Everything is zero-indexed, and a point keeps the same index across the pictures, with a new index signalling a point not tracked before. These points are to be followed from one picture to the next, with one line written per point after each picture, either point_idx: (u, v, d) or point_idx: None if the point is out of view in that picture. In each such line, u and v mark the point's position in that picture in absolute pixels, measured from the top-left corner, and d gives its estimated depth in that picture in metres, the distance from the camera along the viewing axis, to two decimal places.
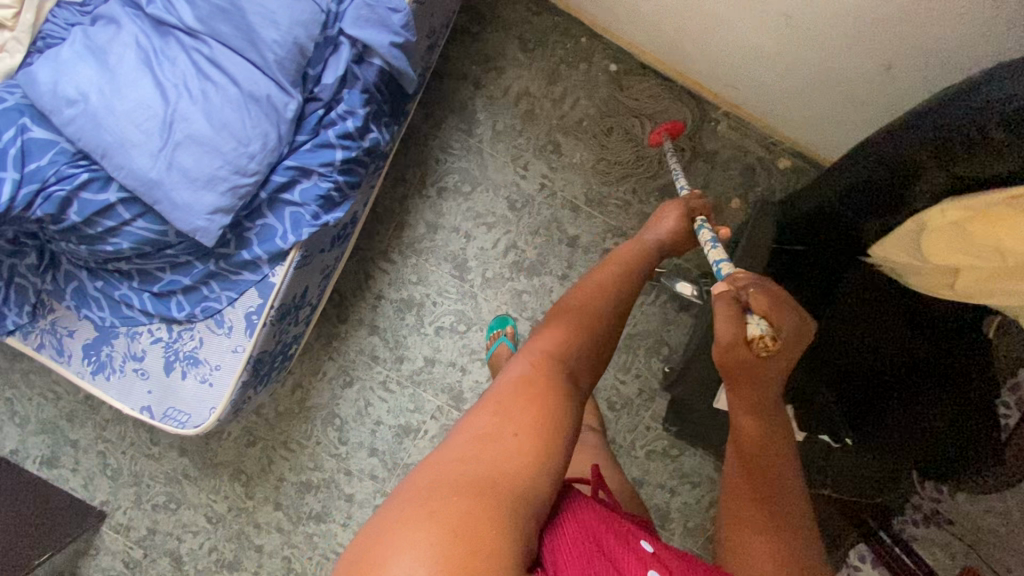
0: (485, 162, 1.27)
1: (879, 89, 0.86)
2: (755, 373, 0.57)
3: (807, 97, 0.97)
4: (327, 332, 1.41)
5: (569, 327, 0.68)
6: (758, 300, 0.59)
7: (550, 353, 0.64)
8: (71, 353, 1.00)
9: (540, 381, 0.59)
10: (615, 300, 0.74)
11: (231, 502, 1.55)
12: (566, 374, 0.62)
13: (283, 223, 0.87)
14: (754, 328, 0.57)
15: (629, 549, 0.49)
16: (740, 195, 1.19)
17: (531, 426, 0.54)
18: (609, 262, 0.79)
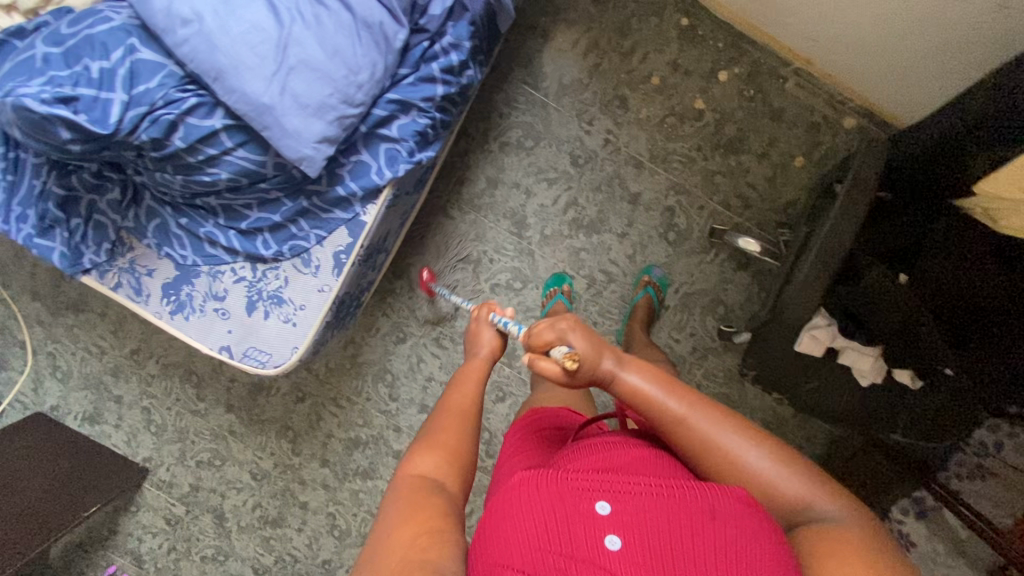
0: (549, 117, 1.27)
1: (982, 34, 0.87)
2: (591, 365, 0.67)
3: (898, 49, 0.98)
4: (381, 287, 1.41)
5: (434, 444, 0.69)
6: (548, 331, 0.70)
7: (418, 480, 0.64)
8: (149, 293, 0.99)
9: (410, 507, 0.60)
10: (473, 411, 0.75)
11: (277, 459, 1.55)
12: (430, 496, 0.62)
13: (378, 159, 0.87)
14: (558, 353, 0.68)
15: (581, 530, 0.50)
16: (804, 154, 1.21)
17: (417, 541, 0.56)
18: (462, 376, 0.81)
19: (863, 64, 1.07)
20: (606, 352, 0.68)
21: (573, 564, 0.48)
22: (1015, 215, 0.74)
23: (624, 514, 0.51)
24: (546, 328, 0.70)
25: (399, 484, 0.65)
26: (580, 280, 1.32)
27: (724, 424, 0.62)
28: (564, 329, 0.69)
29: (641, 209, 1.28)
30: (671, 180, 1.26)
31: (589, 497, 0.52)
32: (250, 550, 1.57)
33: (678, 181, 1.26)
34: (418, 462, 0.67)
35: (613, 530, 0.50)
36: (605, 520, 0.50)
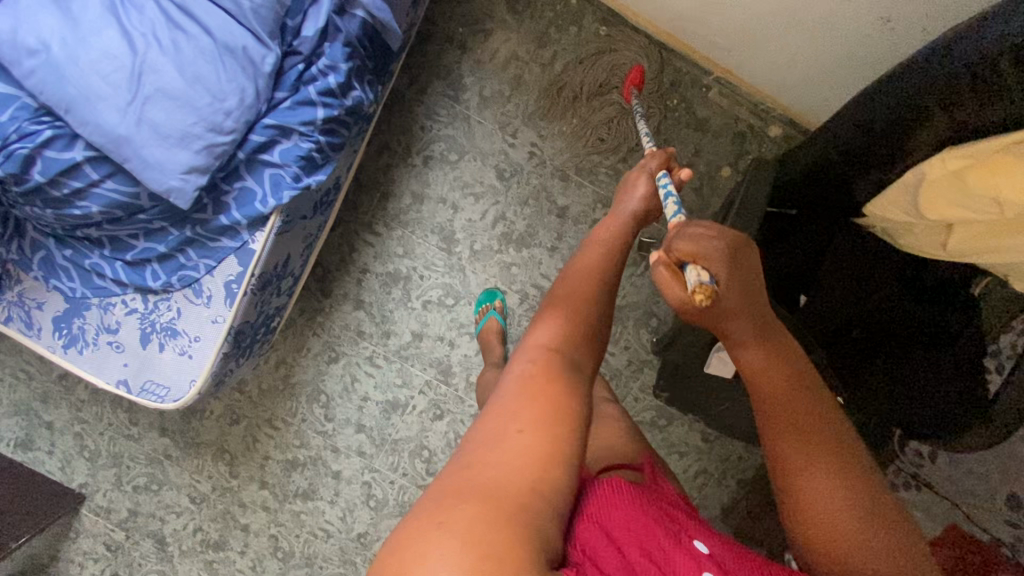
0: (473, 130, 1.24)
1: (878, 44, 0.84)
2: (720, 314, 0.50)
3: (804, 59, 0.96)
4: (311, 306, 1.37)
5: (559, 314, 0.56)
6: (687, 244, 0.50)
7: (546, 351, 0.52)
8: (40, 327, 0.95)
9: (541, 387, 0.48)
10: (607, 279, 0.61)
11: (215, 482, 1.52)
12: (563, 371, 0.50)
13: (263, 186, 0.83)
14: (689, 281, 0.50)
15: (689, 559, 0.44)
16: (731, 164, 1.18)
17: (538, 436, 0.45)
18: (594, 245, 0.66)
19: (777, 73, 1.05)
20: (756, 301, 0.50)
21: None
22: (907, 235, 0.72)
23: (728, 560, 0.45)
24: (690, 242, 0.50)
25: (527, 349, 0.53)
26: (511, 296, 1.29)
27: (837, 455, 0.50)
28: (720, 248, 0.49)
29: (569, 223, 1.25)
30: (598, 192, 1.23)
31: (690, 534, 0.47)
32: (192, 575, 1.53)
33: (604, 193, 1.23)
34: (544, 329, 0.55)
35: (716, 570, 0.44)
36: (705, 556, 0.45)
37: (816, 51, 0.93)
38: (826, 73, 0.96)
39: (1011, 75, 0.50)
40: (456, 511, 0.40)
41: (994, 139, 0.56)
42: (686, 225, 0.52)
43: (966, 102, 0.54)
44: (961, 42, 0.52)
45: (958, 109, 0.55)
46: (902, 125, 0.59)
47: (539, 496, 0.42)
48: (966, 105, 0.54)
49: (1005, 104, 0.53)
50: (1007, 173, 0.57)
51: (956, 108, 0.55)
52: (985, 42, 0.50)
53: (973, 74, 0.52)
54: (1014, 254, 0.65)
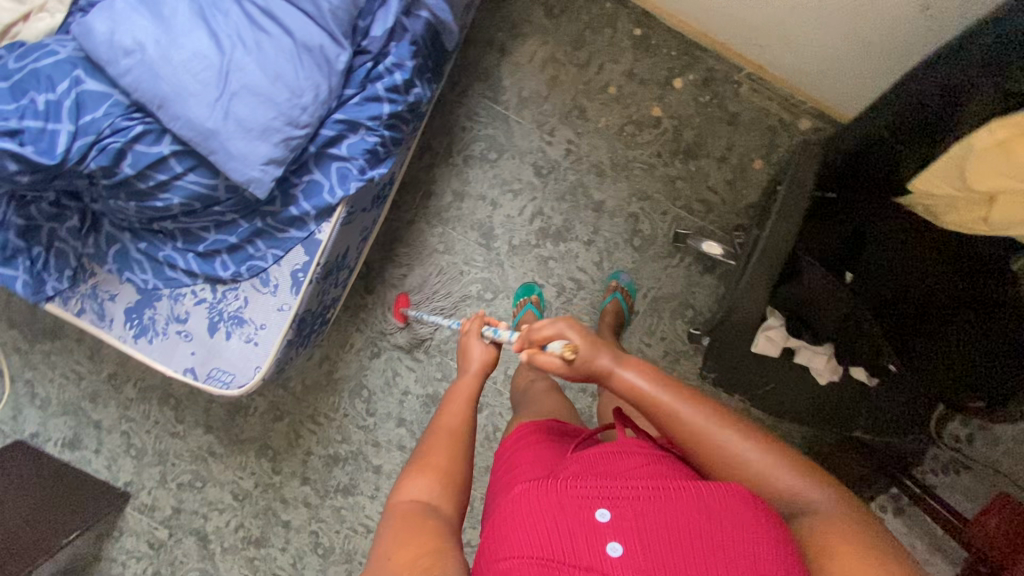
0: (511, 129, 1.30)
1: (912, 33, 0.89)
2: (589, 358, 0.68)
3: (836, 51, 1.01)
4: (354, 303, 1.42)
5: (425, 468, 0.67)
6: (541, 331, 0.72)
7: (410, 505, 0.63)
8: (112, 318, 1.00)
9: (403, 530, 0.59)
10: (465, 426, 0.75)
11: (258, 478, 1.55)
12: (422, 517, 0.61)
13: (330, 178, 0.88)
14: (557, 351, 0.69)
15: (586, 537, 0.48)
16: (762, 156, 1.23)
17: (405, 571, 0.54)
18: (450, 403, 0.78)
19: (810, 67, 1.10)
20: (604, 348, 0.69)
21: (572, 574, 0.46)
22: (951, 212, 0.77)
23: (626, 521, 0.49)
24: (546, 326, 0.71)
25: (393, 511, 0.63)
26: (550, 288, 1.33)
27: (726, 424, 0.61)
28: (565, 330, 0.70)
29: (605, 217, 1.30)
30: (634, 186, 1.28)
31: (589, 504, 0.50)
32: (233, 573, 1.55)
33: (639, 188, 1.27)
34: (412, 486, 0.65)
35: (614, 536, 0.48)
36: (606, 526, 0.49)
37: (852, 44, 0.97)
38: (860, 65, 1.00)
39: None
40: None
41: None
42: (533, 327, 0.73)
43: (1015, 72, 0.59)
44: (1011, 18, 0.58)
45: (1006, 80, 0.60)
46: (954, 97, 0.64)
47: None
48: (1014, 75, 0.60)
49: None
50: None
51: (1005, 77, 0.60)
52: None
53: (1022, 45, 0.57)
54: None
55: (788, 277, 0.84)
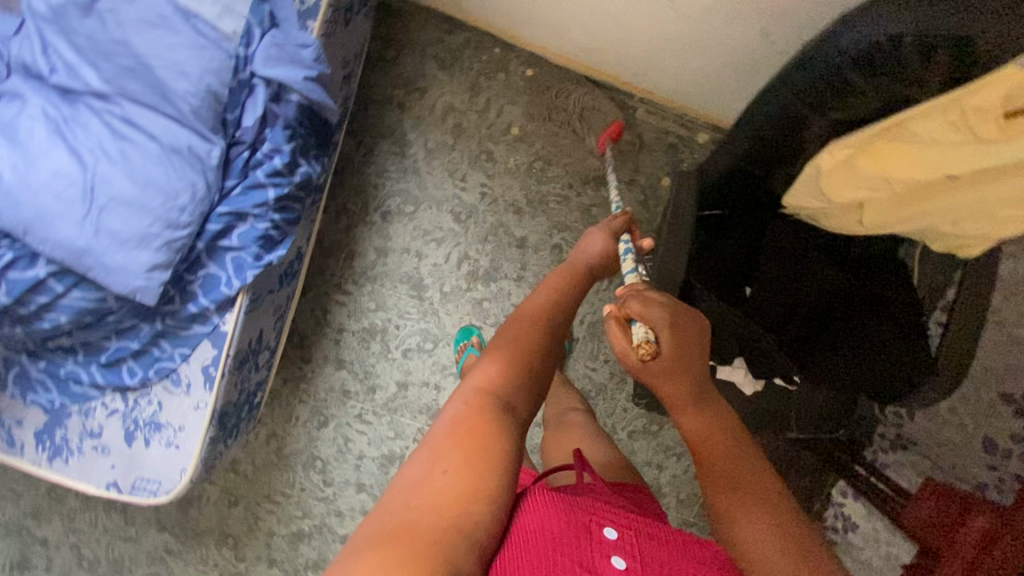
0: (424, 181, 1.30)
1: (766, 53, 0.93)
2: (655, 364, 0.60)
3: (709, 71, 1.05)
4: (293, 375, 1.39)
5: (502, 362, 0.61)
6: (638, 308, 0.61)
7: (481, 394, 0.57)
8: (22, 442, 0.95)
9: (470, 420, 0.53)
10: (551, 333, 0.68)
11: (222, 569, 1.48)
12: (493, 415, 0.54)
13: (226, 270, 0.86)
14: (636, 335, 0.60)
15: (596, 547, 0.52)
16: (669, 173, 1.26)
17: (462, 475, 0.48)
18: (523, 314, 0.69)
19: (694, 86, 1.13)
20: (690, 361, 0.60)
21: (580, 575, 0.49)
22: (825, 217, 0.79)
23: (629, 541, 0.54)
24: (641, 305, 0.62)
25: (462, 394, 0.57)
26: (487, 330, 1.33)
27: (765, 495, 0.57)
28: (661, 315, 0.60)
29: (530, 252, 1.30)
30: (552, 219, 1.29)
31: (600, 520, 0.55)
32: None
33: (558, 220, 1.29)
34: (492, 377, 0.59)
35: (619, 552, 0.52)
36: (613, 543, 0.53)
37: (721, 65, 1.01)
38: (735, 81, 1.04)
39: (856, 79, 0.57)
40: (397, 533, 0.44)
41: (872, 126, 0.61)
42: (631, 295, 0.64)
43: (835, 104, 0.61)
44: (815, 57, 0.59)
45: (829, 110, 0.62)
46: (789, 126, 0.66)
47: (465, 511, 0.46)
48: (835, 106, 0.61)
49: (866, 103, 0.59)
50: (889, 154, 0.64)
51: (827, 109, 0.61)
52: (832, 54, 0.57)
53: (830, 82, 0.58)
54: (922, 220, 0.71)
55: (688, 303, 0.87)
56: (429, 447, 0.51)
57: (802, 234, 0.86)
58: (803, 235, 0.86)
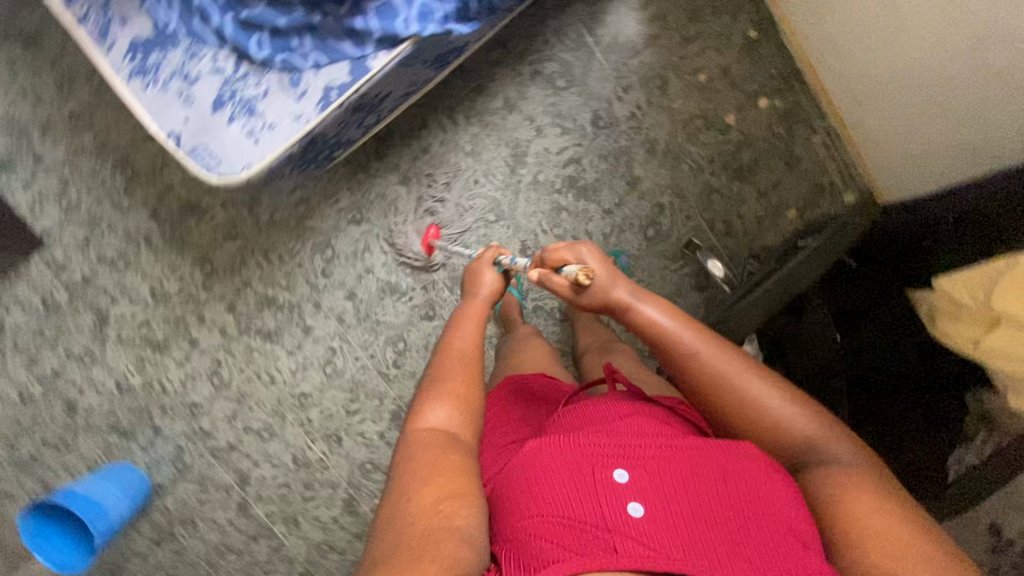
0: (591, 67, 1.23)
1: (959, 155, 0.94)
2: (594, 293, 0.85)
3: (919, 143, 1.02)
4: (357, 161, 1.35)
5: (446, 396, 0.76)
6: (559, 254, 0.89)
7: (430, 433, 0.71)
8: (114, 43, 0.89)
9: (428, 455, 0.67)
10: (476, 357, 0.85)
11: (184, 286, 1.49)
12: (446, 445, 0.69)
13: (409, 10, 0.84)
14: (571, 273, 0.85)
15: (609, 493, 0.60)
16: (797, 209, 1.25)
17: (436, 492, 0.62)
18: (451, 353, 0.84)
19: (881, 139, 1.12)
20: (622, 283, 0.86)
21: (597, 527, 0.57)
22: (949, 320, 0.83)
23: (642, 482, 0.61)
24: (568, 250, 0.89)
25: (417, 434, 0.72)
26: (547, 238, 1.31)
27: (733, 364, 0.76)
28: (583, 254, 0.89)
29: (634, 195, 1.28)
30: (673, 179, 1.27)
31: (609, 466, 0.63)
32: (88, 371, 1.51)
33: (678, 183, 1.27)
34: (436, 413, 0.74)
35: (634, 497, 0.60)
36: (625, 483, 0.61)
37: (930, 139, 0.99)
38: (919, 160, 1.04)
39: None
40: (395, 559, 0.56)
41: None
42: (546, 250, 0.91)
43: None
44: None
45: None
46: None
47: (447, 513, 0.60)
48: None
49: None
50: None
51: None
52: None
53: None
54: None
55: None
56: (406, 485, 0.64)
57: (906, 324, 0.90)
58: (907, 324, 0.90)
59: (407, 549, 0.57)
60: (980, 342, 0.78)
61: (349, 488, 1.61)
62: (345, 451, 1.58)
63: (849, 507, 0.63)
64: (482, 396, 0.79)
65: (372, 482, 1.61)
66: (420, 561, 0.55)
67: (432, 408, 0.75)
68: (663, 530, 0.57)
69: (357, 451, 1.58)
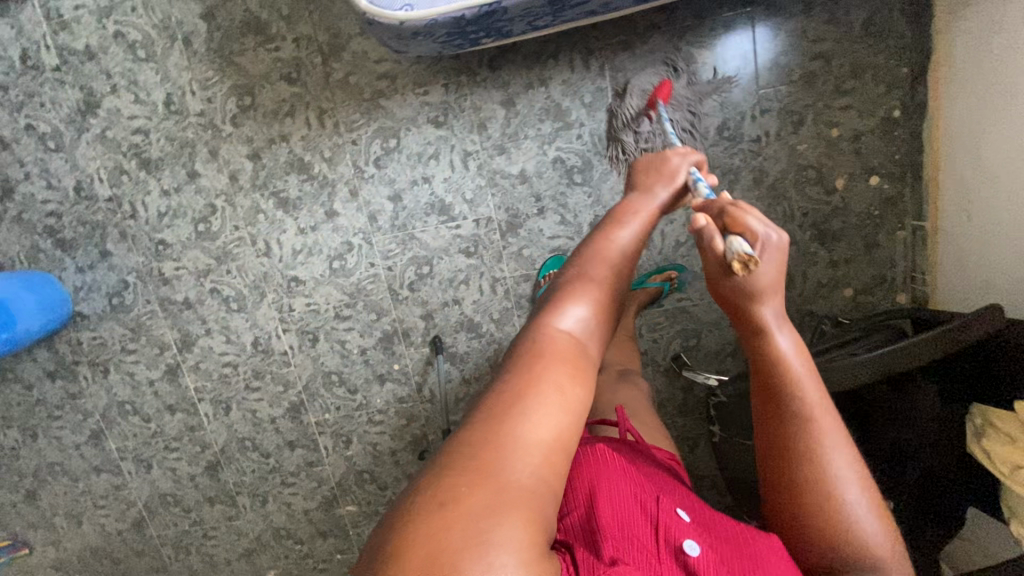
0: (740, 76, 1.18)
1: None
2: (740, 286, 0.61)
3: (1001, 276, 1.05)
4: (467, 60, 1.22)
5: (589, 304, 0.68)
6: (741, 220, 0.62)
7: (563, 339, 0.63)
8: None
9: (560, 374, 0.60)
10: (626, 279, 0.73)
11: (206, 109, 1.28)
12: (574, 356, 0.62)
13: None
14: (730, 247, 0.60)
15: (671, 520, 0.60)
16: (853, 290, 1.29)
17: (547, 409, 0.56)
18: (606, 256, 0.72)
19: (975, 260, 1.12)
20: (778, 295, 0.62)
21: (648, 549, 0.55)
22: (997, 442, 0.88)
23: (700, 531, 0.61)
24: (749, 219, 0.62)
25: (550, 330, 0.64)
26: None
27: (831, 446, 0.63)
28: (765, 241, 0.60)
29: None
30: (763, 216, 1.26)
31: (671, 504, 0.63)
32: (49, 161, 1.36)
33: (766, 222, 1.26)
34: (575, 324, 0.66)
35: (691, 537, 0.59)
36: (686, 520, 0.62)
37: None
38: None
39: None
40: (483, 462, 0.52)
41: None
42: (739, 203, 0.65)
43: None
44: None
45: None
46: None
47: (551, 444, 0.55)
48: None
49: None
50: None
51: None
52: None
53: None
54: None
55: (896, 386, 0.89)
56: (516, 383, 0.59)
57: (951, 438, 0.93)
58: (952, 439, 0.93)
59: (503, 460, 0.52)
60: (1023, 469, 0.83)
61: (302, 392, 1.49)
62: (315, 353, 1.45)
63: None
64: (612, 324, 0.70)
65: (330, 396, 1.48)
66: (516, 487, 0.50)
67: (570, 310, 0.67)
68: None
69: (328, 358, 1.45)
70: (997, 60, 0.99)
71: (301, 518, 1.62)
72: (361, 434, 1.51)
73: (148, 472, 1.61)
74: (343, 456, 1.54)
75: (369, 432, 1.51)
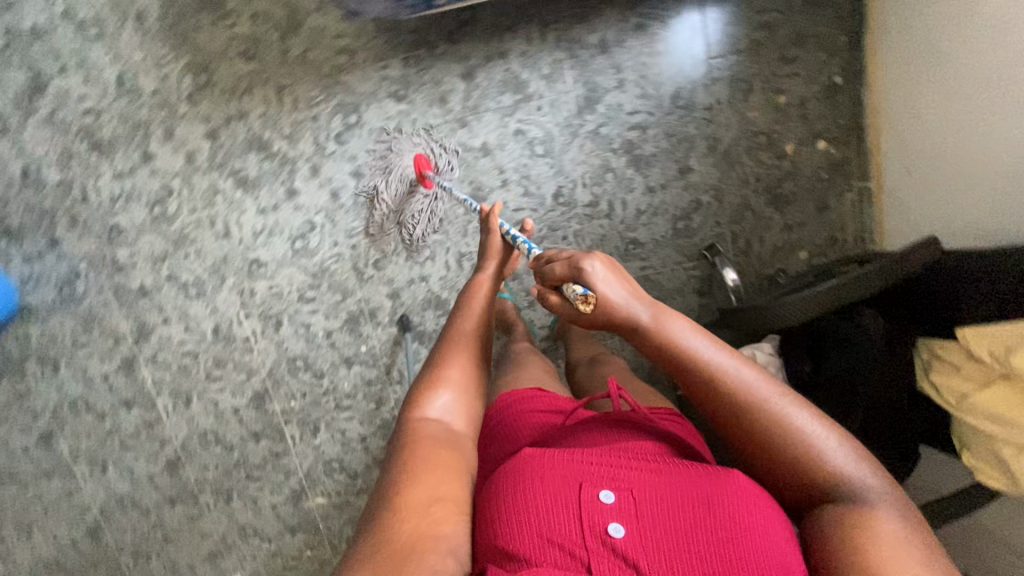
0: (690, 46, 1.23)
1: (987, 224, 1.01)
2: (601, 313, 0.81)
3: (946, 209, 1.10)
4: (426, 35, 1.24)
5: (451, 391, 0.83)
6: (557, 269, 0.85)
7: (431, 426, 0.78)
8: None
9: (428, 452, 0.73)
10: (471, 361, 0.89)
11: (162, 85, 1.28)
12: (442, 444, 0.76)
13: None
14: (573, 293, 0.82)
15: (592, 506, 0.64)
16: (810, 252, 1.32)
17: (424, 478, 0.69)
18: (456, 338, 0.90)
19: (915, 205, 1.18)
20: (635, 300, 0.81)
21: (570, 553, 0.61)
22: (942, 373, 0.93)
23: (628, 503, 0.65)
24: (565, 267, 0.84)
25: (417, 424, 0.78)
26: (583, 189, 1.30)
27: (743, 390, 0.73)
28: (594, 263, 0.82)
29: (679, 183, 1.29)
30: (719, 182, 1.29)
31: (596, 487, 0.66)
32: None
33: (723, 188, 1.30)
34: (439, 403, 0.82)
35: (616, 518, 0.63)
36: (608, 501, 0.65)
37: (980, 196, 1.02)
38: (966, 220, 1.05)
39: None
40: (384, 540, 0.63)
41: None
42: (551, 256, 0.87)
43: None
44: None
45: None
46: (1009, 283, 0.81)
47: (433, 505, 0.67)
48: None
49: None
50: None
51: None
52: None
53: None
54: (1002, 424, 0.83)
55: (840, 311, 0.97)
56: (398, 471, 0.71)
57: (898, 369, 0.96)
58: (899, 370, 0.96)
59: (395, 538, 0.62)
60: (968, 397, 0.88)
61: (266, 378, 1.44)
62: (279, 338, 1.41)
63: (854, 535, 0.63)
64: (482, 382, 0.89)
65: (295, 382, 1.44)
66: (407, 554, 0.61)
67: (437, 398, 0.82)
68: (645, 553, 0.61)
69: (292, 342, 1.41)
70: (931, 15, 1.06)
71: (266, 515, 1.54)
72: (329, 421, 1.47)
73: (104, 475, 1.51)
74: (311, 445, 1.49)
75: (338, 419, 1.47)
